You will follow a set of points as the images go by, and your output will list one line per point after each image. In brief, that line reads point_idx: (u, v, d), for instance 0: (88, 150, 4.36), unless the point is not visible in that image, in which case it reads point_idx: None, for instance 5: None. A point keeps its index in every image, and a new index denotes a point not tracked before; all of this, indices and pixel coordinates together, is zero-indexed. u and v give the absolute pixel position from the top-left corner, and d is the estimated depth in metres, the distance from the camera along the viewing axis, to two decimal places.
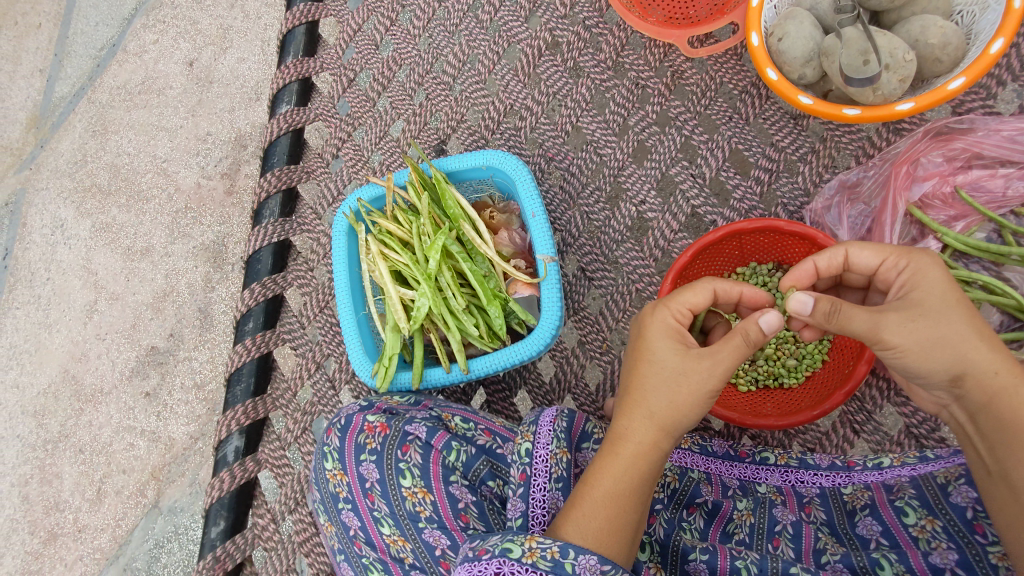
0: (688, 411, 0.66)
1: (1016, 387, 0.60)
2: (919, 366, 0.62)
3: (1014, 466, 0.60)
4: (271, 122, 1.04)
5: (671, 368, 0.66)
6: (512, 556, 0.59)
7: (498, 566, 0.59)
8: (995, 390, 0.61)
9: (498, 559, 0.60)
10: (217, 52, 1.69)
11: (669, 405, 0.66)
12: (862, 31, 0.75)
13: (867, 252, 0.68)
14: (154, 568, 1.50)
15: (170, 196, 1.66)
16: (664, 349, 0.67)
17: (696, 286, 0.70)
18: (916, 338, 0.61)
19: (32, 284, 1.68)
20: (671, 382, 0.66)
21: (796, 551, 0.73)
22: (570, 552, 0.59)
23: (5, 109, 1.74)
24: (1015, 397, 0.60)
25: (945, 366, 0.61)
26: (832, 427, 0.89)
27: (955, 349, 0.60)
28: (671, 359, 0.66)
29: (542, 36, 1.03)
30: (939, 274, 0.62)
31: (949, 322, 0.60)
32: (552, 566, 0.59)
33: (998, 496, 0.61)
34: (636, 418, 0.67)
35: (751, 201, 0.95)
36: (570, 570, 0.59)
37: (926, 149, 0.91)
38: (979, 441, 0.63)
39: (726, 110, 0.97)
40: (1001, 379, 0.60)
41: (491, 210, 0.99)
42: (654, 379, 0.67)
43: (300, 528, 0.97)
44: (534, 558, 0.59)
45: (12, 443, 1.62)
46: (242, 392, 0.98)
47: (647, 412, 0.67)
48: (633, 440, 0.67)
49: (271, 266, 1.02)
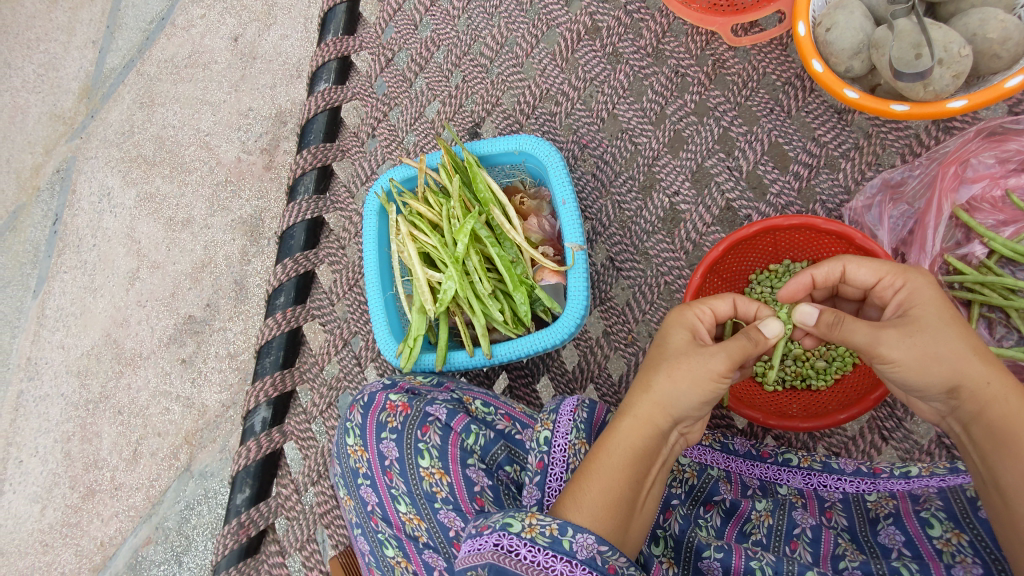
0: (686, 390, 0.64)
1: (1008, 396, 0.59)
2: (915, 382, 0.61)
3: (1005, 475, 0.58)
4: (310, 100, 1.06)
5: (674, 350, 0.67)
6: (511, 530, 0.60)
7: (497, 539, 0.60)
8: (988, 400, 0.59)
9: (497, 533, 0.60)
10: (262, 29, 1.72)
11: (669, 382, 0.65)
12: (914, 23, 0.71)
13: (864, 268, 0.68)
14: (184, 528, 1.55)
15: (212, 169, 1.70)
16: (672, 335, 0.68)
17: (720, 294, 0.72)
18: (911, 354, 0.60)
19: (79, 250, 1.74)
20: (668, 360, 0.66)
21: (814, 555, 0.72)
22: (569, 529, 0.59)
23: (59, 79, 1.79)
24: (1008, 406, 0.59)
25: (939, 381, 0.60)
26: (860, 432, 0.87)
27: (947, 363, 0.59)
28: (675, 343, 0.67)
29: (582, 20, 1.01)
30: (930, 292, 0.63)
31: (945, 338, 0.59)
32: (551, 542, 0.59)
33: (994, 508, 0.59)
34: (635, 395, 0.67)
35: (789, 197, 0.93)
36: (567, 548, 0.59)
37: (977, 150, 0.87)
38: (974, 452, 0.62)
39: (768, 101, 0.94)
40: (995, 389, 0.59)
41: (522, 196, 0.99)
42: (658, 360, 0.67)
43: (321, 500, 0.99)
44: (533, 533, 0.60)
45: (56, 401, 1.69)
46: (271, 364, 1.00)
47: (643, 387, 0.66)
48: (630, 414, 0.66)
49: (304, 242, 1.04)
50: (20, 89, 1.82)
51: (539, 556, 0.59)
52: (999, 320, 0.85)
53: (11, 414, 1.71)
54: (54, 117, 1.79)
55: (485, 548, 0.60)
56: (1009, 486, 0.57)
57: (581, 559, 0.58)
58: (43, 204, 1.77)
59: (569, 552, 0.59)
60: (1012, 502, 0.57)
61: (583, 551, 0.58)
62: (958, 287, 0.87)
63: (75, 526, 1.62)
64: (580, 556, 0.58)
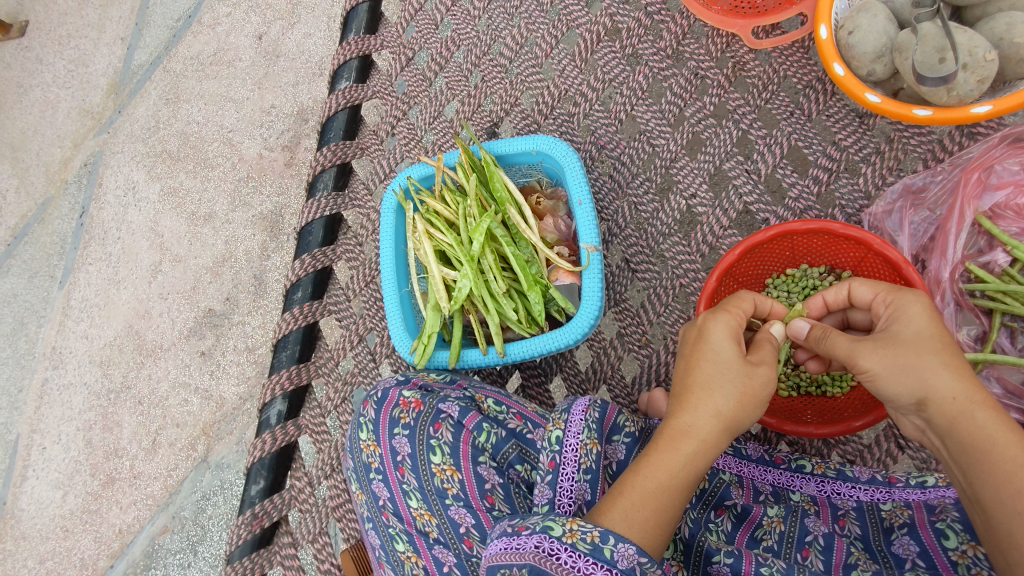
0: (749, 412, 0.66)
1: (974, 410, 0.59)
2: (887, 392, 0.63)
3: (984, 489, 0.58)
4: (331, 98, 1.07)
5: (738, 370, 0.66)
6: (552, 533, 0.60)
7: (538, 541, 0.60)
8: (955, 414, 0.60)
9: (538, 535, 0.61)
10: (286, 27, 1.74)
11: (737, 406, 0.65)
12: (939, 27, 0.70)
13: (866, 287, 0.71)
14: (200, 518, 1.57)
15: (234, 165, 1.72)
16: (727, 352, 0.67)
17: (747, 300, 0.72)
18: (885, 364, 0.62)
19: (104, 242, 1.78)
20: (738, 383, 0.66)
21: (826, 563, 0.70)
22: (610, 538, 0.59)
23: (88, 75, 1.83)
24: (975, 420, 0.59)
25: (908, 392, 0.62)
26: (875, 441, 0.86)
27: (915, 373, 0.61)
28: (734, 361, 0.67)
29: (602, 21, 1.01)
30: (916, 308, 0.64)
31: (918, 352, 0.61)
32: (592, 549, 0.59)
33: (979, 522, 0.59)
34: (695, 413, 0.66)
35: (807, 201, 0.92)
36: (608, 556, 0.58)
37: (1002, 156, 0.86)
38: (954, 469, 0.61)
39: (788, 105, 0.93)
40: (961, 402, 0.59)
41: (538, 196, 0.99)
42: (719, 379, 0.66)
43: (334, 494, 1.00)
44: (574, 539, 0.59)
45: (79, 390, 1.72)
46: (288, 358, 1.01)
47: (712, 409, 0.65)
48: (696, 436, 0.65)
49: (322, 238, 1.05)
50: (51, 84, 1.86)
51: (578, 562, 0.58)
52: (1021, 330, 0.83)
53: (36, 401, 1.75)
54: (83, 111, 1.83)
55: (524, 549, 0.60)
56: (989, 500, 0.58)
57: (622, 569, 0.58)
58: (71, 197, 1.81)
59: (609, 561, 0.58)
60: (992, 516, 0.57)
61: (624, 561, 0.58)
62: (979, 295, 0.86)
63: (95, 513, 1.65)
64: (620, 566, 0.58)
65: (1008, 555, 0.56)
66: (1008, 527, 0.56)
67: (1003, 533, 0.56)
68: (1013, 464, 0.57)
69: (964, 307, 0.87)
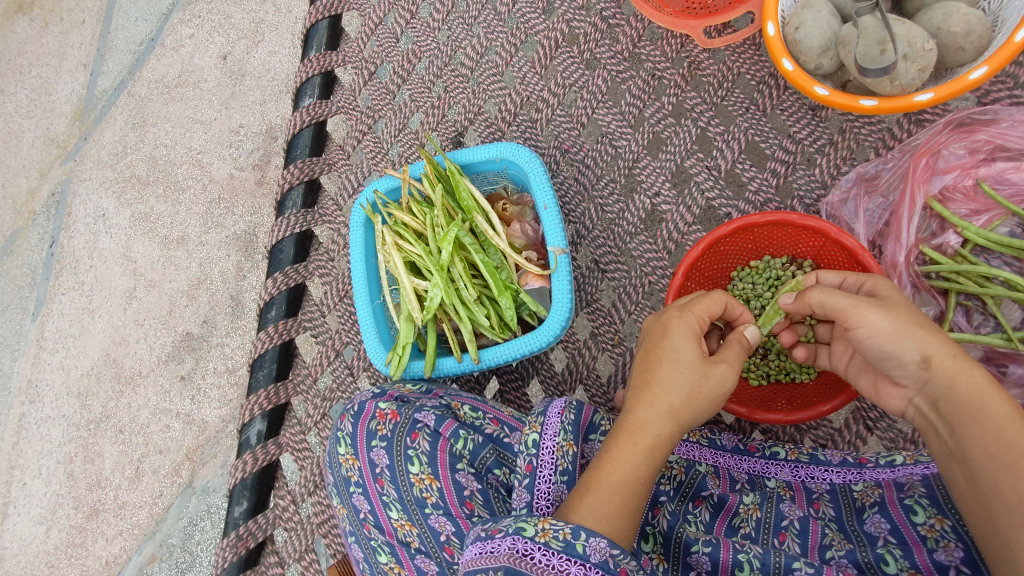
0: (702, 410, 0.68)
1: (972, 368, 0.61)
2: (890, 349, 0.64)
3: (971, 446, 0.59)
4: (294, 115, 1.07)
5: (692, 368, 0.68)
6: (525, 534, 0.60)
7: (512, 543, 0.60)
8: (955, 371, 0.62)
9: (511, 537, 0.61)
10: (250, 46, 1.73)
11: (690, 404, 0.67)
12: (879, 19, 0.73)
13: (834, 273, 0.76)
14: (188, 544, 1.56)
15: (204, 186, 1.71)
16: (687, 350, 0.69)
17: (714, 295, 0.73)
18: (887, 323, 0.64)
19: (77, 271, 1.76)
20: (692, 381, 0.68)
21: (802, 546, 0.73)
22: (581, 533, 0.60)
23: (52, 103, 1.82)
24: (973, 376, 0.61)
25: (914, 348, 0.63)
26: (845, 423, 0.88)
27: (919, 333, 0.63)
28: (693, 361, 0.68)
29: (559, 27, 1.03)
30: (889, 285, 0.69)
31: (916, 316, 0.64)
32: (564, 546, 0.59)
33: (957, 482, 0.61)
34: (650, 406, 0.68)
35: (767, 193, 0.94)
36: (581, 551, 0.59)
37: (948, 141, 0.88)
38: (942, 428, 0.63)
39: (743, 101, 0.96)
40: (960, 359, 0.62)
41: (505, 203, 1.00)
42: (674, 376, 0.68)
43: (319, 510, 1.00)
44: (547, 537, 0.60)
45: (58, 423, 1.70)
46: (265, 377, 1.01)
47: (665, 405, 0.68)
48: (650, 429, 0.68)
49: (293, 255, 1.05)
50: (14, 114, 1.85)
51: (553, 560, 0.59)
52: (976, 308, 0.86)
53: (14, 436, 1.72)
54: (48, 140, 1.81)
55: (499, 551, 0.60)
56: (976, 456, 0.59)
57: (595, 562, 0.59)
58: (39, 228, 1.79)
59: (583, 556, 0.59)
60: (977, 471, 0.58)
61: (597, 554, 0.59)
62: (934, 276, 0.88)
63: (80, 546, 1.63)
64: (593, 560, 0.59)
65: (991, 508, 0.57)
66: (993, 481, 0.57)
67: (989, 488, 0.57)
68: (1004, 420, 0.58)
69: (921, 289, 0.88)
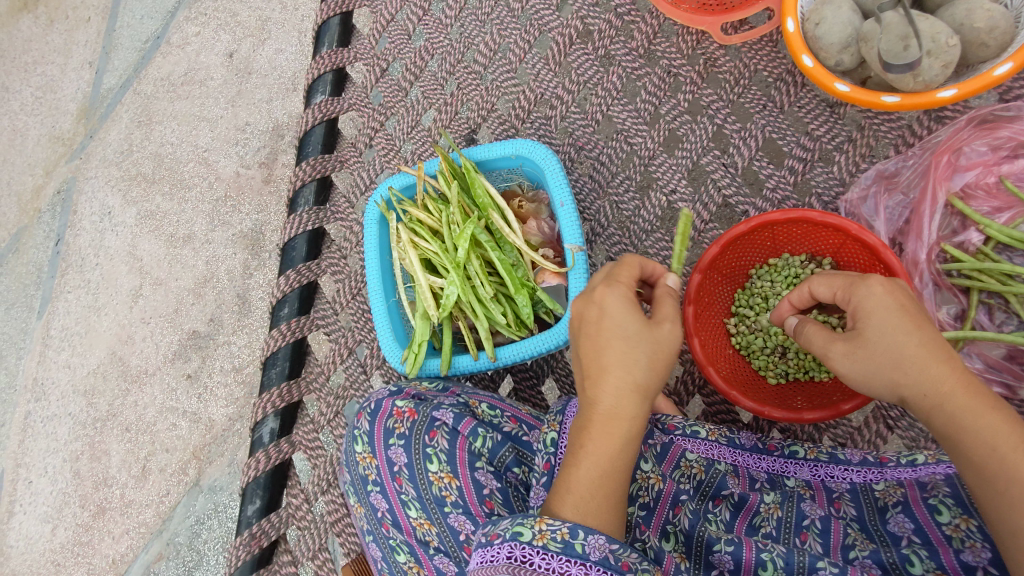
0: (662, 373, 0.67)
1: (943, 403, 0.60)
2: (872, 391, 0.66)
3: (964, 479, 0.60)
4: (306, 112, 1.07)
5: (641, 334, 0.66)
6: (523, 539, 0.58)
7: (510, 550, 0.58)
8: (930, 407, 0.61)
9: (509, 543, 0.59)
10: (256, 44, 1.73)
11: (653, 371, 0.66)
12: (902, 15, 0.72)
13: (824, 286, 0.72)
14: (196, 543, 1.56)
15: (210, 184, 1.71)
16: (631, 319, 0.67)
17: (629, 262, 0.72)
18: (855, 369, 0.66)
19: (83, 269, 1.76)
20: (648, 348, 0.66)
21: (824, 546, 0.72)
22: (578, 532, 0.58)
23: (57, 101, 1.82)
24: (947, 411, 0.60)
25: (887, 390, 0.64)
26: (865, 422, 0.88)
27: (887, 374, 0.64)
28: (642, 328, 0.67)
29: (573, 24, 1.02)
30: (869, 304, 0.66)
31: (885, 352, 0.64)
32: (563, 547, 0.58)
33: None
34: (614, 386, 0.65)
35: (785, 191, 0.94)
36: (580, 551, 0.58)
37: (970, 138, 0.87)
38: None
39: (760, 98, 0.95)
40: (931, 397, 0.61)
41: (520, 200, 1.00)
42: (628, 347, 0.66)
43: (332, 508, 1.00)
44: (545, 540, 0.58)
45: (64, 421, 1.70)
46: (278, 375, 1.01)
47: (628, 377, 0.65)
48: (616, 407, 0.65)
49: (306, 253, 1.04)
50: (19, 113, 1.84)
51: (553, 562, 0.57)
52: (999, 306, 0.85)
53: (20, 435, 1.72)
54: (53, 138, 1.81)
55: (498, 561, 0.58)
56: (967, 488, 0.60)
57: (595, 559, 0.57)
58: (45, 226, 1.78)
59: (583, 555, 0.57)
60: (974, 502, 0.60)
61: (597, 552, 0.58)
62: (956, 274, 0.87)
63: (87, 544, 1.62)
64: (594, 557, 0.58)
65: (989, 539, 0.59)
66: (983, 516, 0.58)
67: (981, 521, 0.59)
68: (982, 454, 0.58)
69: (942, 287, 0.88)
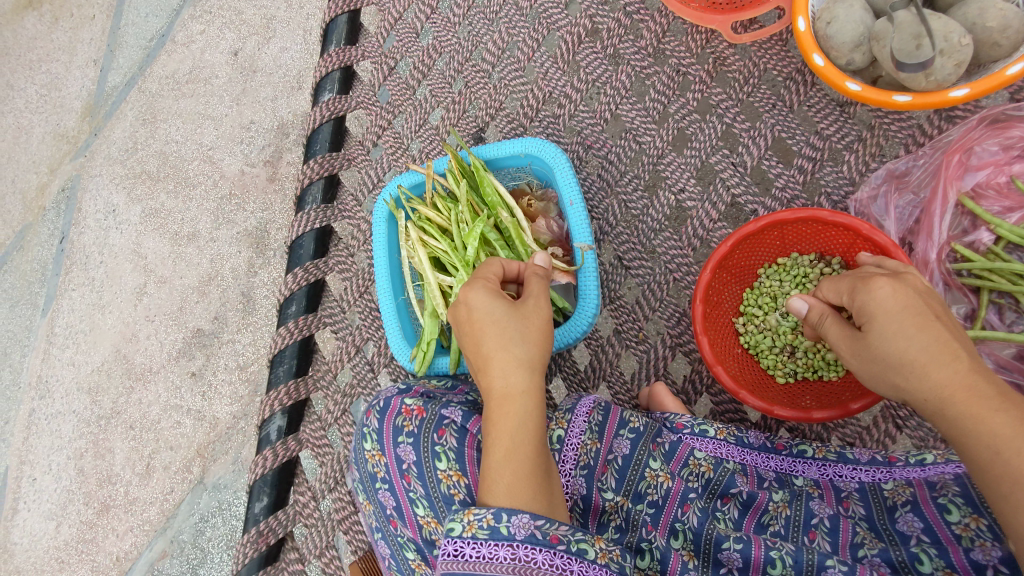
0: (539, 345, 0.68)
1: (943, 409, 0.60)
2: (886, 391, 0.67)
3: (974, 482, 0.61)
4: (315, 110, 1.06)
5: (508, 313, 0.69)
6: (453, 534, 0.61)
7: (446, 547, 0.61)
8: (935, 411, 0.61)
9: (444, 540, 0.62)
10: (261, 42, 1.73)
11: (525, 342, 0.67)
12: (914, 14, 0.72)
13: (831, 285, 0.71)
14: (200, 540, 1.56)
15: (215, 182, 1.71)
16: (495, 303, 0.70)
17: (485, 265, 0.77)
18: (863, 372, 0.67)
19: (87, 267, 1.76)
20: (519, 325, 0.68)
21: (833, 544, 0.72)
22: (502, 515, 0.60)
23: (62, 98, 1.82)
24: (948, 417, 0.60)
25: (893, 393, 0.65)
26: (873, 422, 0.88)
27: (891, 379, 0.64)
28: (506, 309, 0.69)
29: (582, 23, 1.02)
30: (871, 305, 0.65)
31: (886, 357, 0.64)
32: (490, 532, 0.60)
33: None
34: (499, 365, 0.66)
35: (794, 190, 0.94)
36: (505, 533, 0.59)
37: (981, 137, 0.87)
38: None
39: (769, 97, 0.95)
40: (933, 402, 0.61)
41: (529, 198, 0.99)
42: (498, 327, 0.68)
43: (340, 506, 1.00)
44: (473, 530, 0.60)
45: (69, 418, 1.70)
46: (285, 373, 1.01)
47: (505, 353, 0.66)
48: (502, 383, 0.65)
49: (313, 251, 1.04)
50: (23, 110, 1.84)
51: (483, 550, 0.60)
52: (1009, 306, 0.85)
53: (24, 432, 1.72)
54: (58, 136, 1.81)
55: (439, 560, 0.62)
56: None
57: (522, 539, 0.59)
58: (49, 223, 1.78)
59: (508, 536, 0.59)
60: None
61: (521, 530, 0.59)
62: (966, 274, 0.87)
63: (91, 542, 1.63)
64: (520, 537, 0.59)
65: None
66: None
67: None
68: (982, 460, 0.58)
69: (952, 286, 0.88)
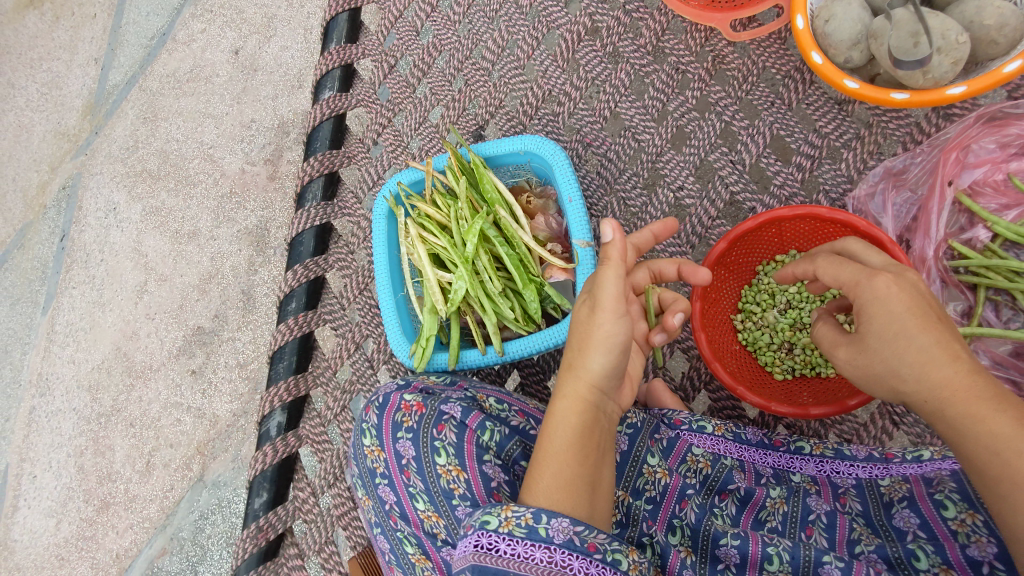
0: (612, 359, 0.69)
1: (942, 409, 0.61)
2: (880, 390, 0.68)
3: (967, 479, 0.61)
4: (315, 108, 1.06)
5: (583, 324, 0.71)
6: (489, 527, 0.60)
7: (477, 538, 0.60)
8: (933, 411, 0.62)
9: (476, 532, 0.60)
10: (262, 41, 1.73)
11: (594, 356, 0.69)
12: (912, 12, 0.72)
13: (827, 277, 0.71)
14: (200, 538, 1.56)
15: (215, 181, 1.71)
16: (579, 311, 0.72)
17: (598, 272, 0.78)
18: (857, 371, 0.67)
19: (87, 265, 1.76)
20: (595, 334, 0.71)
21: (830, 540, 0.73)
22: (543, 517, 0.60)
23: (63, 97, 1.82)
24: (947, 417, 0.61)
25: (888, 392, 0.65)
26: (871, 418, 0.88)
27: (887, 380, 0.64)
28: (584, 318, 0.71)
29: (582, 21, 1.02)
30: (868, 300, 0.65)
31: (884, 357, 0.64)
32: (528, 532, 0.59)
33: None
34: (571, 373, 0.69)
35: (792, 188, 0.94)
36: (544, 535, 0.59)
37: (978, 135, 0.88)
38: None
39: (768, 95, 0.95)
40: (932, 402, 0.61)
41: (528, 196, 1.00)
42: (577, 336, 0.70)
43: (339, 502, 1.00)
44: (510, 527, 0.60)
45: (69, 416, 1.70)
46: (285, 370, 1.01)
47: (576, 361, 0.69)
48: (566, 393, 0.68)
49: (313, 248, 1.04)
50: (24, 109, 1.84)
51: (518, 548, 0.59)
52: (1006, 303, 0.85)
53: (24, 429, 1.72)
54: (59, 134, 1.81)
55: (467, 551, 0.60)
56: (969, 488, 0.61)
57: (560, 543, 0.59)
58: (50, 221, 1.79)
59: (546, 539, 0.59)
60: None
61: (560, 534, 0.59)
62: (963, 271, 0.88)
63: (91, 539, 1.63)
64: (557, 540, 0.59)
65: None
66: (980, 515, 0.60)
67: None
68: (980, 458, 0.58)
69: (949, 283, 0.89)
